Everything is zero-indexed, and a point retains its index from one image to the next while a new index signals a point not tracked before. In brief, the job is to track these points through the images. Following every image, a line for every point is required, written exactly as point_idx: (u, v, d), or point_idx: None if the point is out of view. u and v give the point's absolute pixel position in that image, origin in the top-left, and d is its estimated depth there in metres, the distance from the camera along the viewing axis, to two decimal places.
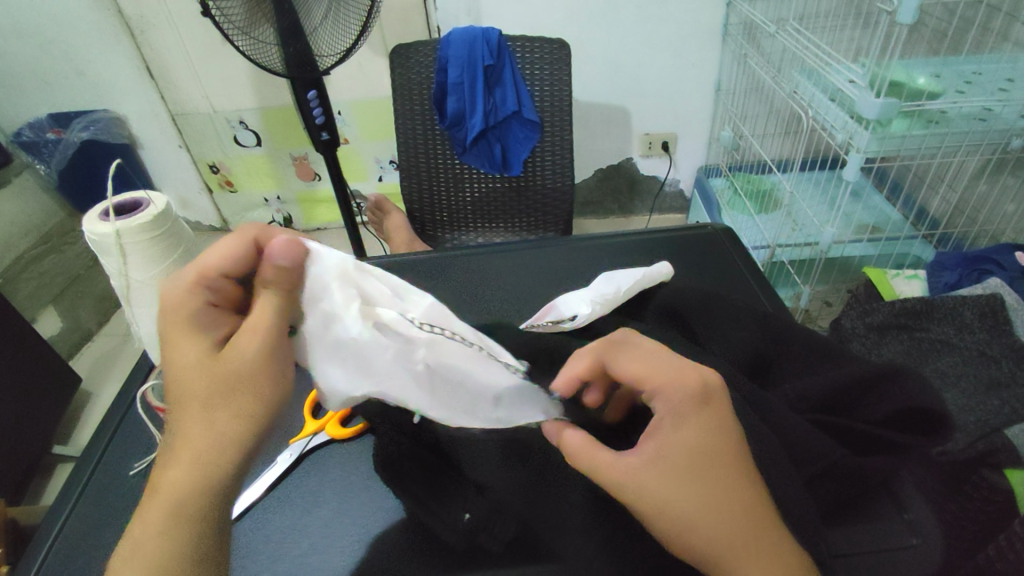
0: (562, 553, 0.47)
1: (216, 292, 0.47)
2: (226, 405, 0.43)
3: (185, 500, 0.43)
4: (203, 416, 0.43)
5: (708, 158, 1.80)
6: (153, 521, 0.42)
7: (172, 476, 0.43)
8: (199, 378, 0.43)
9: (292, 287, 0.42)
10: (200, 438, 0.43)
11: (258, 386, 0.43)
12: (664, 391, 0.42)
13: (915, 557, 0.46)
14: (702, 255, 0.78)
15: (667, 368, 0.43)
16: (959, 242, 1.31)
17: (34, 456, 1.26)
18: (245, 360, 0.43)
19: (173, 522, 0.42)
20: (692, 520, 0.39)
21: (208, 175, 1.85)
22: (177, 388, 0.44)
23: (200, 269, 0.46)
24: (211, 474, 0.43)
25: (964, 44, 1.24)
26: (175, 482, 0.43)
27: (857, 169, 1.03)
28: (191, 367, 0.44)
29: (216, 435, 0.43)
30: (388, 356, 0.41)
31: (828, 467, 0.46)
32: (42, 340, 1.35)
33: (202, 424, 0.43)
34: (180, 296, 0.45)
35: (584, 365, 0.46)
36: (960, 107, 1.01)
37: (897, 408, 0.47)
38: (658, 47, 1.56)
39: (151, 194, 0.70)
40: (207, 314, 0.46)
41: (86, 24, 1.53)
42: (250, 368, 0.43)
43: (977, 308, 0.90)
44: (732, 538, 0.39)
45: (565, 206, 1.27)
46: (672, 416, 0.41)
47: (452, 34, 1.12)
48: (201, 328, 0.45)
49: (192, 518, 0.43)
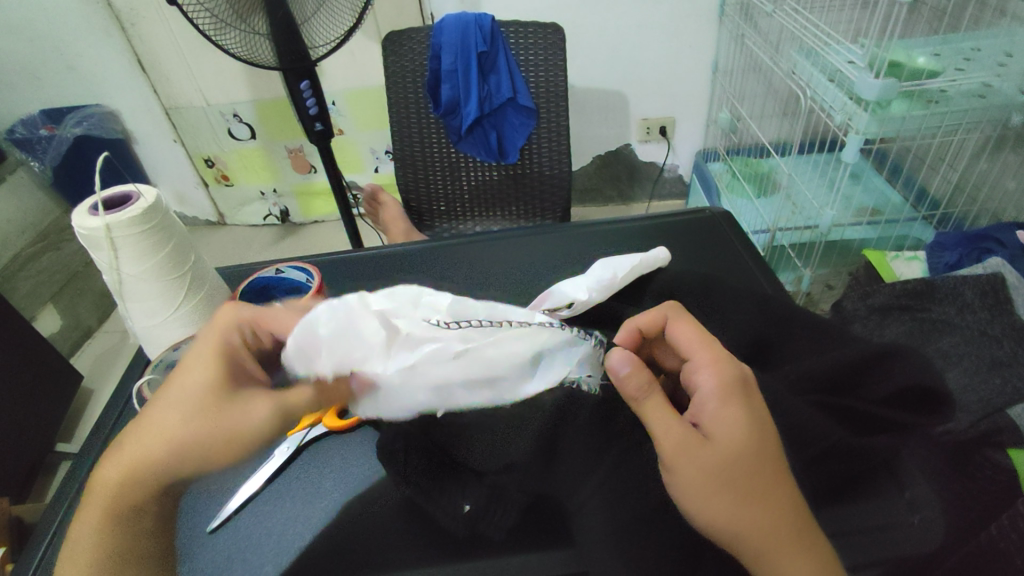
0: (576, 537, 0.46)
1: (259, 336, 0.50)
2: (188, 438, 0.44)
3: (128, 502, 0.45)
4: (170, 439, 0.44)
5: (706, 141, 1.79)
6: (94, 509, 0.45)
7: (105, 477, 0.45)
8: (190, 400, 0.45)
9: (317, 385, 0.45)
10: (156, 448, 0.44)
11: (233, 436, 0.44)
12: (712, 370, 0.47)
13: (916, 535, 0.46)
14: (701, 238, 0.78)
15: (717, 347, 0.49)
16: (960, 221, 1.31)
17: (39, 453, 1.27)
18: (244, 417, 0.44)
19: (110, 516, 0.45)
20: (726, 517, 0.44)
21: (203, 169, 1.84)
22: (169, 397, 0.45)
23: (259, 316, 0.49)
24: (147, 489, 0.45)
25: (963, 20, 1.22)
26: (115, 480, 0.45)
27: (856, 150, 1.02)
28: (189, 383, 0.45)
29: (169, 459, 0.44)
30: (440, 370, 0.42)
31: (830, 447, 0.46)
32: (41, 338, 1.34)
33: (160, 436, 0.44)
34: (230, 339, 0.47)
35: (650, 318, 0.52)
36: (960, 85, 1.00)
37: (901, 387, 0.48)
38: (653, 31, 1.54)
39: (141, 186, 0.69)
40: (243, 359, 0.48)
41: (75, 17, 1.51)
42: (240, 416, 0.44)
43: (977, 287, 0.89)
44: (772, 529, 0.43)
45: (562, 193, 1.26)
46: (715, 401, 0.46)
47: (445, 20, 1.10)
48: (229, 358, 0.47)
49: (134, 516, 0.46)
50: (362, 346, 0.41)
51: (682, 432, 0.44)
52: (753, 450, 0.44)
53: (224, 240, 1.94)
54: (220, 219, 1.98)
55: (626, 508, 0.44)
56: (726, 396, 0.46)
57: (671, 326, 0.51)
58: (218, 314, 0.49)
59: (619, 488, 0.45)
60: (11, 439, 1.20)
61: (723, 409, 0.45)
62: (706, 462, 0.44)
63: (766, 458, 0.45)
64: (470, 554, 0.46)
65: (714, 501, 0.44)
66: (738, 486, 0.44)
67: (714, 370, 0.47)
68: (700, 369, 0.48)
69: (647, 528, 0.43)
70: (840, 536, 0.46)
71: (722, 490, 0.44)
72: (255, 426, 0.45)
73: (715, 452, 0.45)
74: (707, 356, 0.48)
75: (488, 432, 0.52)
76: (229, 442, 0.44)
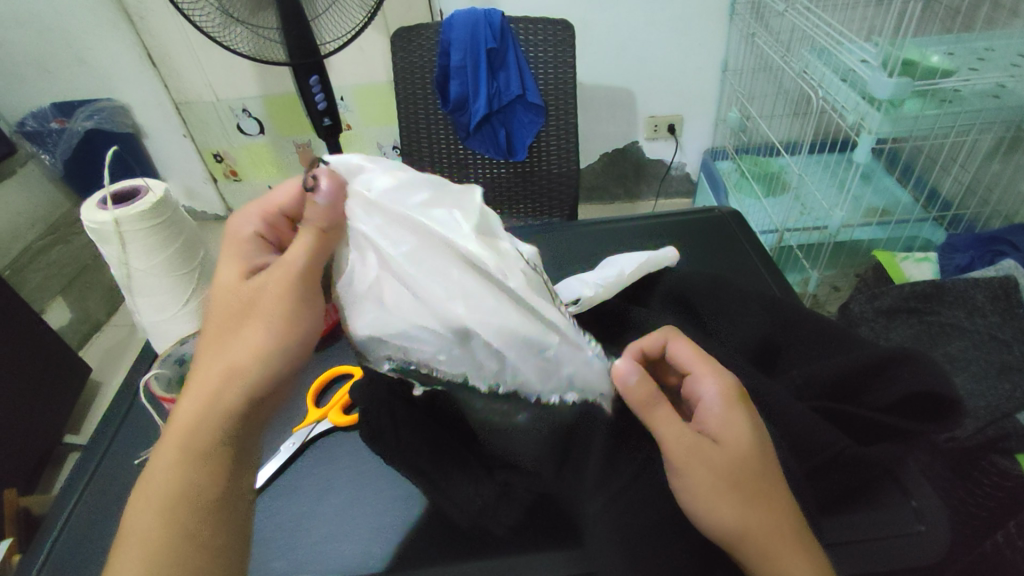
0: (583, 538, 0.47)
1: (270, 224, 0.51)
2: (242, 331, 0.45)
3: (198, 437, 0.43)
4: (225, 344, 0.45)
5: (715, 140, 1.78)
6: (165, 461, 0.43)
7: (180, 416, 0.44)
8: (228, 302, 0.46)
9: (330, 227, 0.43)
10: (212, 364, 0.44)
11: (284, 308, 0.45)
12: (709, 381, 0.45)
13: (920, 543, 0.45)
14: (710, 240, 0.77)
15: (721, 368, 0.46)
16: (971, 223, 1.30)
17: (48, 445, 1.28)
18: (275, 284, 0.45)
19: (183, 459, 0.43)
20: (734, 523, 0.41)
21: (212, 164, 1.85)
22: (215, 307, 0.47)
23: (264, 204, 0.51)
24: (212, 413, 0.44)
25: (977, 20, 1.21)
26: (188, 421, 0.44)
27: (867, 151, 1.01)
28: (219, 295, 0.47)
29: (232, 361, 0.44)
30: (490, 278, 0.39)
31: (833, 456, 0.45)
32: (51, 331, 1.35)
33: (223, 354, 0.45)
34: (242, 228, 0.50)
35: (653, 340, 0.47)
36: (974, 85, 0.99)
37: (906, 394, 0.47)
38: (663, 28, 1.53)
39: (149, 181, 0.69)
40: (263, 250, 0.50)
41: (86, 11, 1.52)
42: (272, 286, 0.45)
43: (989, 291, 0.88)
44: (782, 533, 0.41)
45: (571, 190, 1.25)
46: (720, 400, 0.44)
47: (454, 16, 1.10)
48: (248, 255, 0.49)
49: (206, 457, 0.43)
50: (439, 200, 0.42)
51: (692, 442, 0.42)
52: (759, 452, 0.42)
53: None
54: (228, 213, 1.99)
55: (635, 524, 0.42)
56: (729, 401, 0.44)
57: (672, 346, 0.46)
58: (230, 219, 0.51)
59: (633, 499, 0.43)
60: (20, 430, 1.21)
61: (728, 414, 0.43)
62: (711, 460, 0.42)
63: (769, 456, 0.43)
64: (481, 550, 0.47)
65: (719, 504, 0.41)
66: (745, 492, 0.42)
67: (717, 380, 0.44)
68: (702, 379, 0.45)
69: (660, 530, 0.43)
70: (842, 544, 0.46)
71: (727, 495, 0.41)
72: (292, 295, 0.45)
73: (721, 456, 0.42)
74: (709, 366, 0.45)
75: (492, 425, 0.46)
76: (277, 326, 0.45)
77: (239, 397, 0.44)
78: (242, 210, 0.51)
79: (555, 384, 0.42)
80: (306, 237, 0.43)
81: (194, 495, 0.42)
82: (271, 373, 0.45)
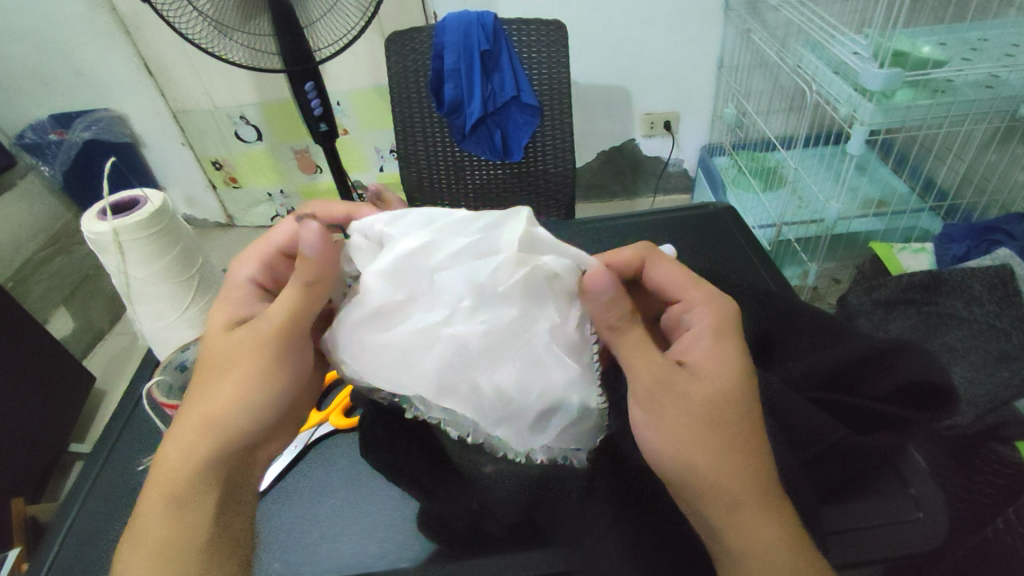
0: (562, 536, 0.46)
1: (262, 269, 0.53)
2: (223, 381, 0.47)
3: (175, 485, 0.46)
4: (209, 393, 0.47)
5: (711, 136, 1.78)
6: (153, 503, 0.46)
7: (166, 460, 0.46)
8: (215, 350, 0.49)
9: (315, 279, 0.45)
10: (194, 413, 0.47)
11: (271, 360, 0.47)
12: (701, 308, 0.48)
13: (916, 530, 0.45)
14: (706, 235, 0.78)
15: (703, 291, 0.49)
16: (968, 212, 1.29)
17: (54, 454, 1.29)
18: (255, 334, 0.47)
19: (167, 500, 0.46)
20: (727, 520, 0.41)
21: (210, 171, 1.85)
22: (202, 355, 0.49)
23: (260, 249, 0.53)
24: (193, 458, 0.46)
25: (970, 10, 1.21)
26: (172, 464, 0.46)
27: (861, 143, 1.02)
28: (206, 344, 0.49)
29: (215, 413, 0.46)
30: (490, 347, 0.41)
31: (829, 447, 0.46)
32: (55, 341, 1.36)
33: (205, 403, 0.47)
34: (238, 276, 0.53)
35: (631, 253, 0.51)
36: (967, 76, 0.99)
37: (903, 382, 0.47)
38: (657, 26, 1.54)
39: (147, 191, 0.69)
40: (252, 296, 0.52)
41: (83, 23, 1.53)
42: (258, 339, 0.47)
43: (985, 280, 0.87)
44: (781, 532, 0.41)
45: (568, 190, 1.25)
46: (710, 334, 0.46)
47: (447, 19, 1.11)
48: (238, 303, 0.52)
49: (188, 499, 0.45)
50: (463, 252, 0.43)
51: (687, 436, 0.42)
52: (758, 443, 0.42)
53: (232, 242, 1.95)
54: (228, 220, 2.00)
55: (633, 520, 0.44)
56: (719, 331, 0.46)
57: (650, 266, 0.51)
58: (233, 264, 0.54)
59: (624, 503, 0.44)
60: (26, 440, 1.22)
61: (716, 348, 0.45)
62: (707, 449, 0.42)
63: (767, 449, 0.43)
64: (480, 547, 0.47)
65: (716, 496, 0.41)
66: (744, 492, 0.41)
67: (706, 307, 0.48)
68: (693, 306, 0.48)
69: (650, 519, 0.44)
70: (840, 532, 0.46)
71: (725, 488, 0.41)
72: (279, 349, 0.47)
73: (721, 451, 0.42)
74: (699, 292, 0.48)
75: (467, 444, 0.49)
76: (255, 377, 0.47)
77: (223, 447, 0.46)
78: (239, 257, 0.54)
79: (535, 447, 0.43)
80: (294, 288, 0.46)
81: (180, 531, 0.45)
82: (258, 423, 0.48)
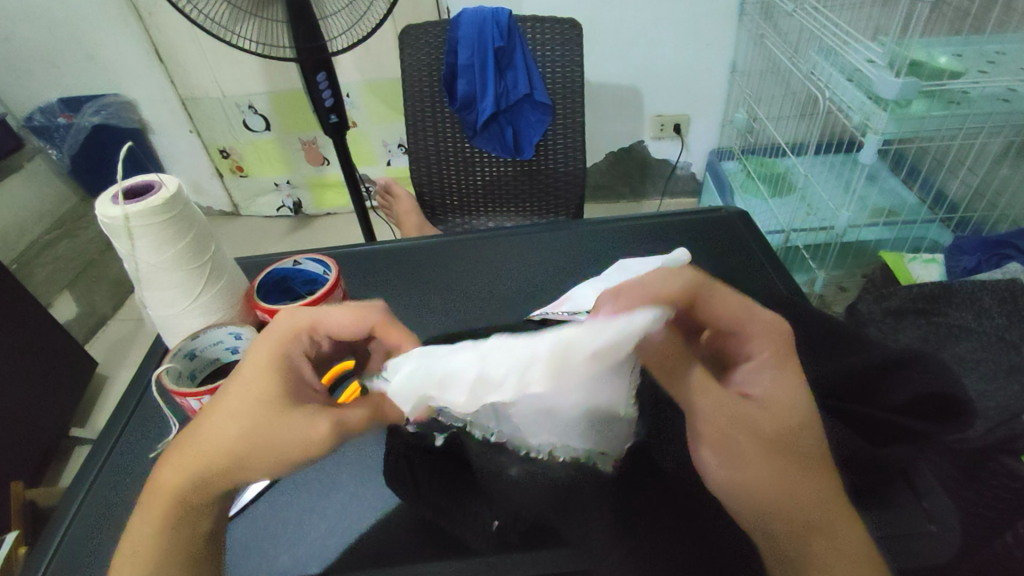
0: (571, 537, 0.45)
1: (312, 340, 0.52)
2: (240, 442, 0.45)
3: (178, 502, 0.45)
4: (230, 439, 0.45)
5: (721, 140, 1.78)
6: (153, 509, 0.46)
7: (164, 478, 0.46)
8: (251, 401, 0.46)
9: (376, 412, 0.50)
10: (211, 451, 0.45)
11: (307, 430, 0.45)
12: (757, 338, 0.47)
13: (935, 542, 0.43)
14: (719, 240, 0.77)
15: (760, 325, 0.47)
16: (978, 226, 1.29)
17: (52, 439, 1.28)
18: (299, 432, 0.45)
19: (164, 520, 0.45)
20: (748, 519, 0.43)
21: (218, 160, 1.85)
22: (234, 396, 0.46)
23: (314, 319, 0.51)
24: (198, 486, 0.45)
25: (987, 23, 1.20)
26: (174, 484, 0.45)
27: (874, 150, 1.01)
28: (246, 394, 0.46)
29: (230, 456, 0.45)
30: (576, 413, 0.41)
31: (852, 456, 0.47)
32: (58, 325, 1.36)
33: (219, 448, 0.45)
34: (288, 339, 0.50)
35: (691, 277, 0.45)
36: (983, 87, 0.99)
37: (921, 393, 0.48)
38: (671, 28, 1.53)
39: (163, 176, 0.68)
40: (299, 362, 0.50)
41: (94, 7, 1.52)
42: (297, 433, 0.45)
43: (996, 293, 0.89)
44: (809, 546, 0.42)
45: (577, 190, 1.25)
46: (769, 363, 0.46)
47: (463, 15, 1.11)
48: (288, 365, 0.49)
49: (189, 506, 0.45)
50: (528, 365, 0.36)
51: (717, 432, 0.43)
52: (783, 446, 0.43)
53: (237, 231, 1.95)
54: (234, 209, 1.99)
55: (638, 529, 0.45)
56: (779, 361, 0.46)
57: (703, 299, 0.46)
58: (272, 317, 0.51)
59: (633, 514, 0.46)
60: (24, 423, 1.21)
61: (774, 380, 0.46)
62: None
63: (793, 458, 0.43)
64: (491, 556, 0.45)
65: (743, 502, 0.42)
66: (780, 503, 0.43)
67: (765, 339, 0.47)
68: (749, 337, 0.47)
69: (682, 535, 0.44)
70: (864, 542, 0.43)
71: (751, 491, 0.42)
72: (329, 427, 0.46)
73: None
74: (758, 326, 0.47)
75: (491, 445, 0.51)
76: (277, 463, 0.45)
77: (246, 479, 0.46)
78: (285, 316, 0.50)
79: (558, 446, 0.47)
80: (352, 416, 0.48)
81: (177, 544, 0.45)
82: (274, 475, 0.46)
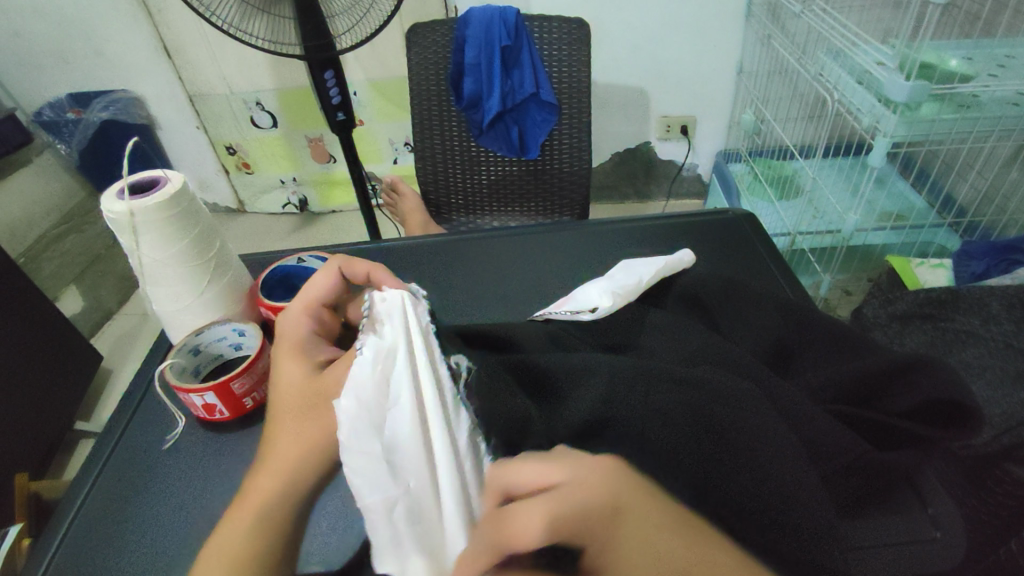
0: None
1: (319, 322, 0.54)
2: (310, 423, 0.46)
3: (270, 508, 0.44)
4: (296, 428, 0.47)
5: (727, 141, 1.77)
6: (240, 520, 0.43)
7: (257, 488, 0.45)
8: (298, 390, 0.48)
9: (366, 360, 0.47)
10: (290, 447, 0.46)
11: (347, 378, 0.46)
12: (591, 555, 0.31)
13: (937, 550, 0.44)
14: (723, 242, 0.77)
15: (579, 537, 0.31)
16: (987, 230, 1.28)
17: (57, 433, 1.29)
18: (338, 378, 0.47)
19: (255, 526, 0.43)
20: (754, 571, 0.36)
21: (224, 156, 1.86)
22: (283, 399, 0.49)
23: (306, 302, 0.54)
24: (289, 484, 0.45)
25: (997, 26, 1.19)
26: (266, 489, 0.44)
27: (883, 153, 1.00)
28: (293, 390, 0.48)
29: (309, 439, 0.46)
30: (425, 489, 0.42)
31: (853, 462, 0.42)
32: (64, 319, 1.37)
33: (297, 439, 0.46)
34: (298, 330, 0.52)
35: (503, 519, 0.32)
36: (993, 91, 0.98)
37: (927, 399, 0.46)
38: (678, 29, 1.53)
39: (168, 172, 0.67)
40: (320, 344, 0.53)
41: (104, 3, 1.53)
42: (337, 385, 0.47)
43: (1004, 299, 0.87)
44: None
45: (582, 190, 1.25)
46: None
47: (471, 13, 1.10)
48: (309, 353, 0.51)
49: (273, 507, 0.44)
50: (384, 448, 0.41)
51: None
52: None
53: (242, 227, 1.95)
54: (239, 206, 2.00)
55: None
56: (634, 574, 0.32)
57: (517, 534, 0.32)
58: (278, 319, 0.54)
59: None
60: (29, 416, 1.22)
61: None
62: None
63: (788, 482, 0.37)
64: None
65: None
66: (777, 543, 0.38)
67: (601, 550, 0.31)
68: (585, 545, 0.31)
69: None
70: (863, 550, 0.44)
71: None
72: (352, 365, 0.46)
73: None
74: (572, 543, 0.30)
75: None
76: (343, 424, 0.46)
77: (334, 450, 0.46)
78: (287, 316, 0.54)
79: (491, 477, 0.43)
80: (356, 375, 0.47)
81: (270, 542, 0.43)
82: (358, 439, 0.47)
